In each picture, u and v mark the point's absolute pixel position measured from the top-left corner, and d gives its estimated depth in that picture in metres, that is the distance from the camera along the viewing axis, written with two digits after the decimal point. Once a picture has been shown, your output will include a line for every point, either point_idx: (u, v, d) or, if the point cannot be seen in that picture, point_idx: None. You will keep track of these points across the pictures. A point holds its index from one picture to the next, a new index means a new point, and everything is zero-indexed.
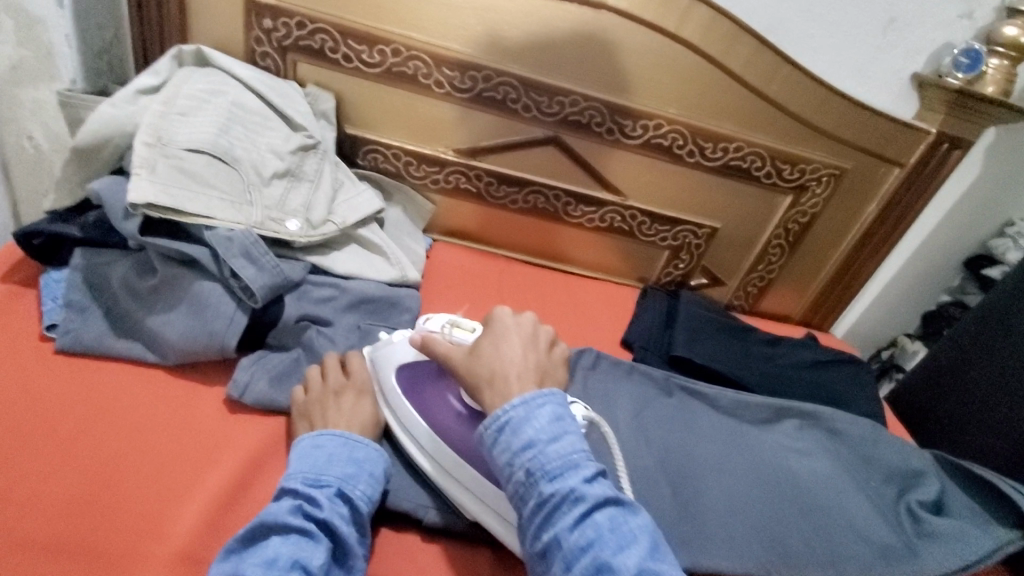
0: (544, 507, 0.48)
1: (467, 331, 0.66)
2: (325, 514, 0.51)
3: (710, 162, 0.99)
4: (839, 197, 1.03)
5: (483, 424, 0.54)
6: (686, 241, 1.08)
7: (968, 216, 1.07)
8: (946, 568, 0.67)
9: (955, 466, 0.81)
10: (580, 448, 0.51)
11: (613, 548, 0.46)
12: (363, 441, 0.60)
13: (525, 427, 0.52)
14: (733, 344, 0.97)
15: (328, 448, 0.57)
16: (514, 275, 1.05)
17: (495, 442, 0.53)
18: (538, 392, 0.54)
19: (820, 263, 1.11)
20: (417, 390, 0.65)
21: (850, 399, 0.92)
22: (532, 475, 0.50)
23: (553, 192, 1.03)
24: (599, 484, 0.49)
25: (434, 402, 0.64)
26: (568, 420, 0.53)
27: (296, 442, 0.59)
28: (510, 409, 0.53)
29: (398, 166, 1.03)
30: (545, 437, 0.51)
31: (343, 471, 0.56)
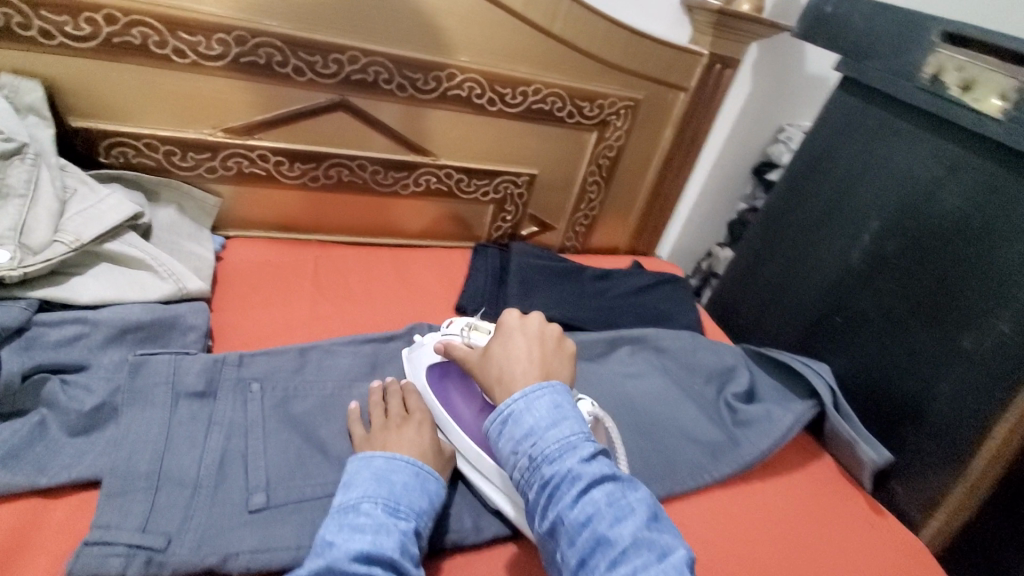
0: (546, 490, 0.50)
1: (483, 333, 0.70)
2: (394, 555, 0.47)
3: (511, 109, 0.96)
4: (638, 128, 1.06)
5: (487, 419, 0.56)
6: (508, 192, 1.06)
7: (748, 130, 1.17)
8: (760, 449, 0.77)
9: (760, 355, 0.90)
10: (578, 429, 0.52)
11: (609, 521, 0.47)
12: (433, 472, 0.57)
13: (525, 416, 0.53)
14: (566, 286, 0.98)
15: (402, 475, 0.55)
16: (331, 259, 0.94)
17: (501, 434, 0.54)
18: (538, 384, 0.55)
19: (634, 192, 1.16)
20: (445, 388, 0.69)
21: (674, 315, 0.99)
22: (535, 461, 0.51)
23: (355, 162, 0.93)
24: (597, 463, 0.51)
25: (461, 401, 0.68)
26: (567, 405, 0.54)
27: (362, 461, 0.55)
28: (511, 402, 0.54)
29: (158, 158, 0.86)
30: (545, 424, 0.52)
31: (418, 504, 0.53)
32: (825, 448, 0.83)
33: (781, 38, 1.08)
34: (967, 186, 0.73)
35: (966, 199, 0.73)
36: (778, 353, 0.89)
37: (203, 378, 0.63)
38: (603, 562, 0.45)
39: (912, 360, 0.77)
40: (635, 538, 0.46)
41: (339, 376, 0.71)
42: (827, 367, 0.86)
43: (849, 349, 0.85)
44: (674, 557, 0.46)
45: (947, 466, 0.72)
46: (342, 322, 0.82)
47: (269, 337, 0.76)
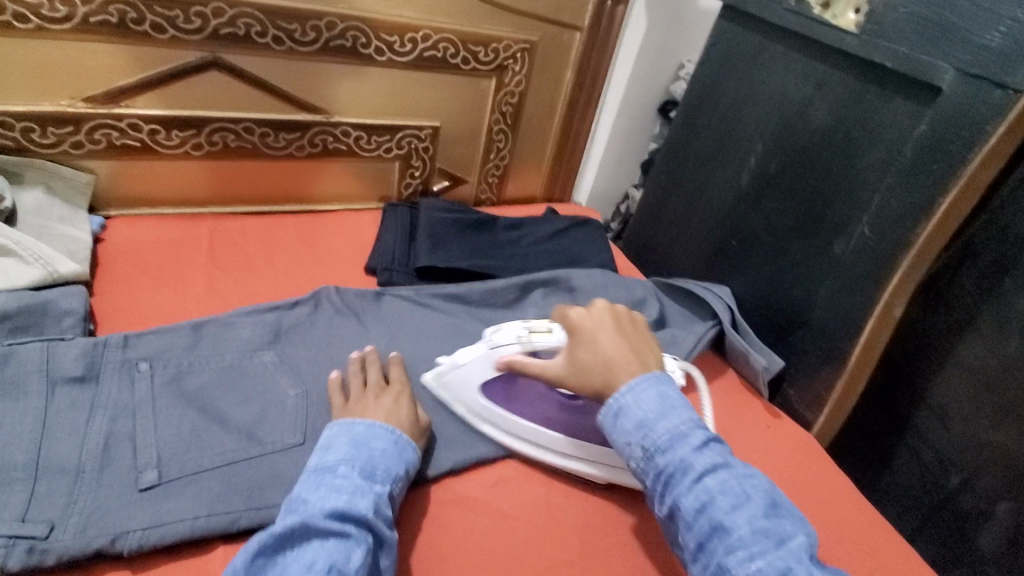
0: (663, 478, 0.54)
1: (546, 335, 0.67)
2: (369, 514, 0.50)
3: (402, 58, 0.93)
4: (538, 71, 1.05)
5: (600, 412, 0.60)
6: (413, 147, 1.03)
7: (649, 69, 1.18)
8: None
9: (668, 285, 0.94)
10: (690, 420, 0.56)
11: (727, 508, 0.51)
12: (410, 442, 0.60)
13: (635, 408, 0.57)
14: (479, 237, 0.98)
15: (382, 443, 0.58)
16: (228, 231, 0.90)
17: (612, 426, 0.58)
18: (643, 376, 0.59)
19: (543, 139, 1.16)
20: (508, 399, 0.68)
21: (587, 255, 1.01)
22: (649, 451, 0.55)
23: (241, 126, 0.88)
24: (708, 452, 0.54)
25: (529, 404, 0.68)
26: (674, 397, 0.58)
27: (348, 424, 0.58)
28: (620, 396, 0.58)
29: (11, 136, 0.77)
30: (654, 415, 0.56)
31: (394, 471, 0.56)
32: (729, 364, 0.88)
33: None
34: (832, 100, 0.77)
35: (833, 113, 0.77)
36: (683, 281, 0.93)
37: (82, 362, 0.60)
38: (721, 546, 0.49)
39: (796, 272, 0.82)
40: (751, 527, 0.49)
41: (237, 345, 0.69)
42: (726, 288, 0.91)
43: (745, 270, 0.90)
44: (792, 543, 0.49)
45: (829, 364, 0.79)
46: (242, 293, 0.79)
47: (161, 316, 0.72)
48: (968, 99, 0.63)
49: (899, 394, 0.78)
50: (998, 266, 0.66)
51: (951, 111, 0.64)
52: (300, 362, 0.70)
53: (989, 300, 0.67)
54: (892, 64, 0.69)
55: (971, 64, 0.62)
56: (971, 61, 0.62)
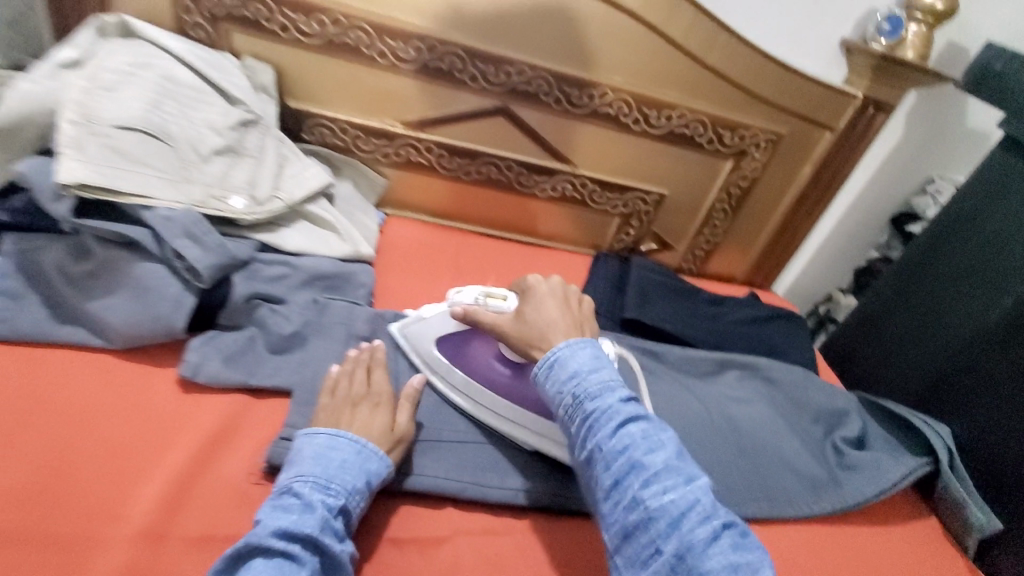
0: (587, 422, 0.53)
1: (500, 299, 0.69)
2: (315, 532, 0.50)
3: (654, 130, 1.02)
4: (776, 162, 1.08)
5: (535, 365, 0.59)
6: (636, 208, 1.11)
7: (892, 177, 1.14)
8: (865, 495, 0.76)
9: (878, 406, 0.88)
10: (617, 376, 0.56)
11: (644, 450, 0.51)
12: (376, 450, 0.59)
13: (570, 361, 0.57)
14: (681, 304, 1.02)
15: (343, 454, 0.57)
16: (470, 246, 1.05)
17: (545, 376, 0.57)
18: (581, 337, 0.59)
19: (761, 225, 1.17)
20: (465, 357, 0.71)
21: (787, 349, 0.99)
22: (578, 398, 0.54)
23: (504, 163, 1.04)
24: (632, 404, 0.54)
25: (483, 368, 0.70)
26: (605, 357, 0.58)
27: (300, 444, 0.57)
28: (558, 349, 0.58)
29: (346, 140, 1.01)
30: (587, 367, 0.56)
31: (351, 483, 0.55)
32: (936, 509, 0.80)
33: (944, 89, 1.05)
34: None
35: None
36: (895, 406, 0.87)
37: (370, 325, 0.75)
38: (636, 482, 0.49)
39: None
40: (667, 464, 0.50)
41: None
42: (947, 428, 0.83)
43: (972, 414, 0.83)
44: (699, 482, 0.50)
45: None
46: None
47: (418, 305, 0.87)
48: None
49: None
50: None
51: None
52: None
53: None
54: None
55: None
56: None
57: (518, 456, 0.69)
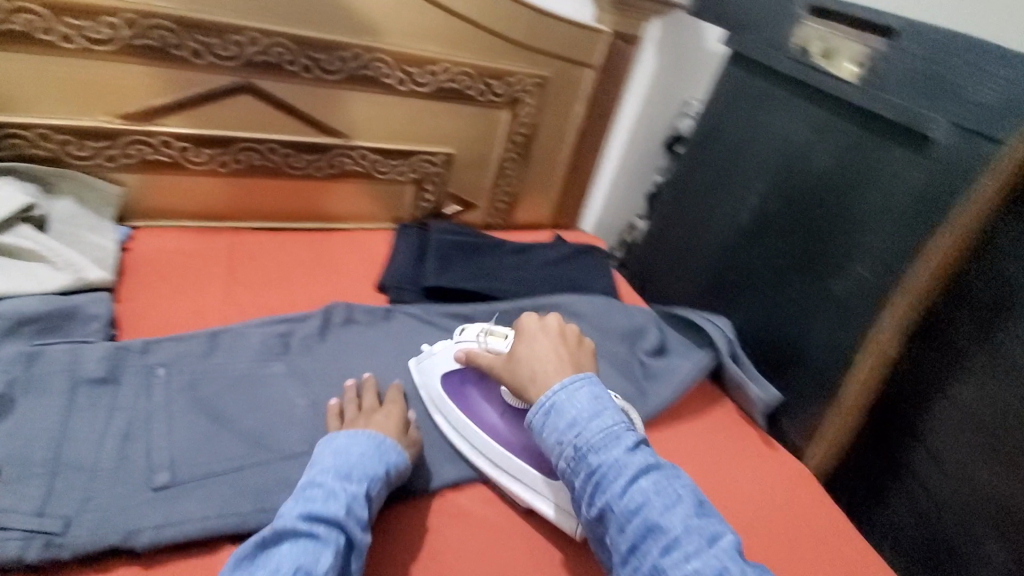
0: (593, 479, 0.54)
1: (501, 337, 0.72)
2: (339, 516, 0.51)
3: (421, 88, 0.98)
4: (549, 105, 1.10)
5: (531, 411, 0.61)
6: (426, 171, 1.07)
7: (656, 105, 1.23)
8: (664, 398, 0.83)
9: (670, 314, 0.96)
10: (620, 420, 0.57)
11: (660, 509, 0.52)
12: (391, 442, 0.62)
13: (567, 406, 0.59)
14: (485, 261, 1.01)
15: (360, 447, 0.59)
16: (247, 245, 0.94)
17: (543, 424, 0.59)
18: (575, 376, 0.61)
19: (551, 168, 1.20)
20: (465, 393, 0.72)
21: (588, 282, 1.04)
22: (580, 450, 0.56)
23: (266, 146, 0.93)
24: (640, 454, 0.55)
25: (481, 408, 0.71)
26: (605, 396, 0.60)
27: (330, 435, 0.61)
28: (554, 394, 0.60)
29: (52, 149, 0.82)
30: (587, 414, 0.58)
31: (373, 471, 0.57)
32: (726, 393, 0.90)
33: (679, 17, 1.15)
34: (833, 146, 0.80)
35: (834, 157, 0.79)
36: (682, 311, 0.96)
37: (106, 364, 0.63)
38: (655, 547, 0.50)
39: (792, 309, 0.84)
40: (685, 524, 0.51)
41: (252, 356, 0.72)
42: (726, 321, 0.93)
43: (743, 303, 0.93)
44: (723, 540, 0.50)
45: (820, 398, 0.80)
46: (257, 306, 0.82)
47: (180, 325, 0.76)
48: (962, 148, 0.65)
49: (895, 432, 0.80)
50: (994, 308, 0.67)
51: (945, 160, 0.66)
52: (310, 371, 0.72)
53: (984, 341, 0.69)
54: (888, 114, 0.72)
55: (963, 118, 0.65)
56: (964, 116, 0.64)
57: None
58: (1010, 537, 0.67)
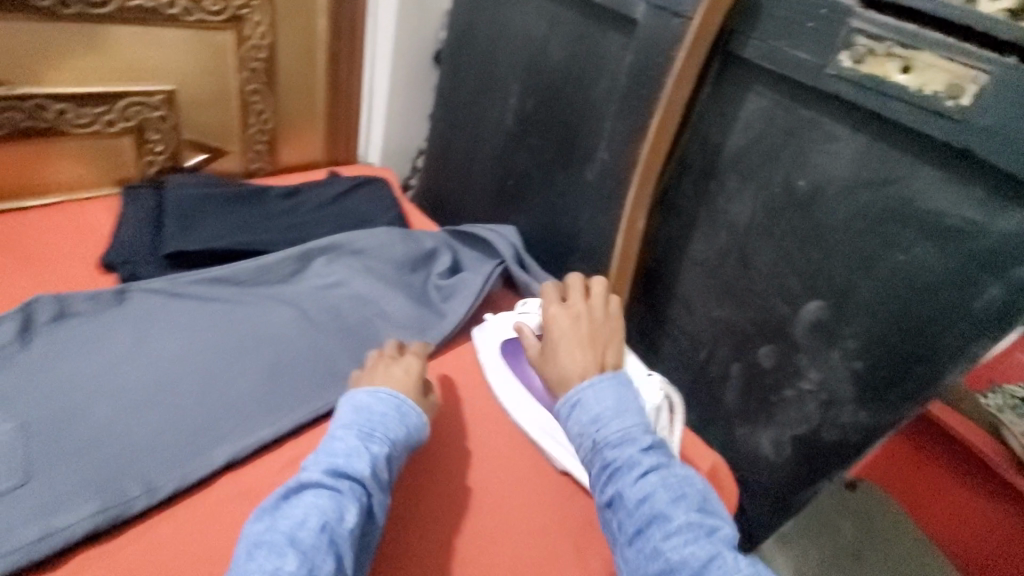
0: (608, 470, 0.56)
1: None
2: (363, 474, 0.55)
3: (97, 10, 0.77)
4: (283, 21, 0.95)
5: (559, 403, 0.63)
6: (144, 118, 0.88)
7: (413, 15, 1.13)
8: (459, 315, 0.84)
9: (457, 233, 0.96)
10: (638, 422, 0.58)
11: (666, 501, 0.52)
12: (411, 404, 0.64)
13: (593, 402, 0.61)
14: (248, 212, 0.88)
15: (381, 408, 0.62)
16: None
17: (569, 416, 0.62)
18: (602, 374, 0.63)
19: (310, 97, 1.07)
20: (517, 359, 0.77)
21: (374, 214, 0.98)
22: (598, 444, 0.58)
23: None
24: (653, 454, 0.56)
25: (527, 373, 0.75)
26: (630, 400, 0.61)
27: (353, 392, 0.65)
28: (586, 385, 0.62)
29: None
30: (610, 411, 0.59)
31: (394, 432, 0.60)
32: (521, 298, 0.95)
33: None
34: (564, 38, 0.82)
35: (567, 50, 0.82)
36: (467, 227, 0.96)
37: None
38: (658, 533, 0.50)
39: (562, 201, 0.89)
40: (689, 520, 0.50)
41: None
42: (512, 229, 0.95)
43: (525, 208, 0.96)
44: (721, 532, 0.50)
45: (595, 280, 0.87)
46: None
47: None
48: (656, 26, 0.69)
49: (657, 289, 0.91)
50: (705, 172, 0.78)
51: (648, 38, 0.70)
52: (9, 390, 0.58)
53: (701, 201, 0.80)
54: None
55: None
56: None
57: (35, 498, 0.52)
58: (744, 352, 0.82)
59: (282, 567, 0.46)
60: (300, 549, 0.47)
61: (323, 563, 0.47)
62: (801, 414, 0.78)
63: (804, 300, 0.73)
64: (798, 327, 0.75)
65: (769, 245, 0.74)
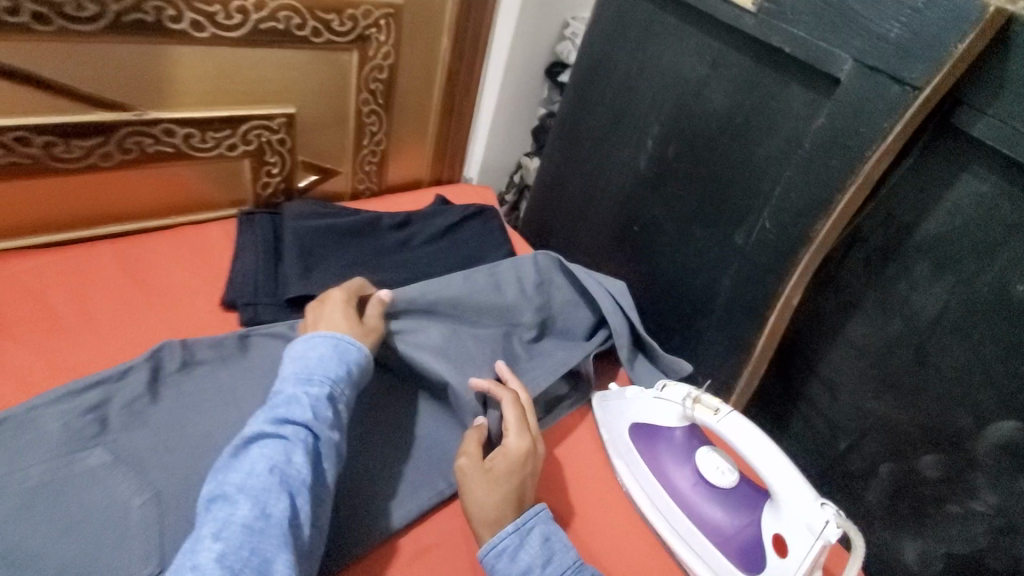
0: None
1: (710, 410, 0.62)
2: (308, 418, 0.51)
3: (230, 33, 0.73)
4: (406, 39, 0.90)
5: (481, 552, 0.53)
6: (263, 140, 0.84)
7: (532, 32, 1.03)
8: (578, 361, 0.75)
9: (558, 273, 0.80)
10: (570, 567, 0.52)
11: None
12: (352, 343, 0.61)
13: (520, 553, 0.53)
14: (360, 245, 0.85)
15: (319, 353, 0.58)
16: (18, 275, 0.69)
17: (494, 569, 0.52)
18: (524, 515, 0.55)
19: (422, 115, 1.01)
20: (654, 451, 0.67)
21: (486, 250, 0.92)
22: None
23: (10, 136, 0.66)
24: None
25: (670, 469, 0.65)
26: (555, 538, 0.55)
27: (290, 346, 0.60)
28: (505, 536, 0.53)
29: None
30: (539, 560, 0.52)
31: (333, 375, 0.56)
32: None
33: None
34: (727, 83, 0.72)
35: (729, 98, 0.72)
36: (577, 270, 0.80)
37: None
38: None
39: (699, 260, 0.80)
40: None
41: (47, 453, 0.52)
42: (620, 284, 0.80)
43: (647, 257, 0.87)
44: None
45: (731, 353, 0.78)
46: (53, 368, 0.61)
47: None
48: (861, 88, 0.59)
49: (796, 362, 0.82)
50: (884, 251, 0.68)
51: (850, 102, 0.60)
52: (145, 454, 0.56)
53: (874, 282, 0.70)
54: (791, 49, 0.64)
55: (869, 55, 0.58)
56: (867, 50, 0.58)
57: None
58: (900, 455, 0.71)
59: (235, 514, 0.44)
60: (252, 492, 0.46)
61: (277, 501, 0.46)
62: (963, 533, 0.67)
63: (994, 416, 0.62)
64: (983, 445, 0.63)
65: (959, 346, 0.63)
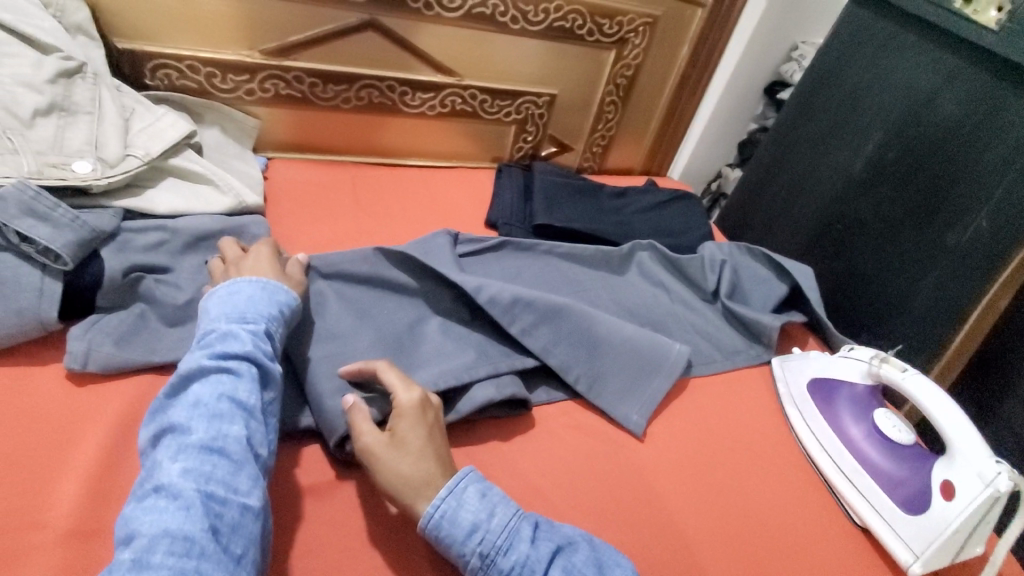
0: None
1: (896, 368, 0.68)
2: (247, 348, 0.52)
3: (534, 27, 0.98)
4: (656, 45, 1.09)
5: (420, 524, 0.49)
6: (529, 112, 1.09)
7: (761, 51, 1.16)
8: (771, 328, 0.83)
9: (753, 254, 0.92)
10: (512, 510, 0.51)
11: None
12: (279, 286, 0.60)
13: (460, 514, 0.50)
14: (587, 202, 1.04)
15: (247, 292, 0.58)
16: (367, 178, 1.00)
17: (438, 539, 0.49)
18: (456, 475, 0.52)
19: (649, 112, 1.19)
20: (829, 402, 0.73)
21: (688, 227, 1.05)
22: (487, 555, 0.49)
23: (384, 83, 0.96)
24: (544, 542, 0.50)
25: (842, 418, 0.71)
26: (492, 489, 0.52)
27: (213, 291, 0.58)
28: (441, 501, 0.50)
29: (200, 80, 0.88)
30: (481, 515, 0.50)
31: (266, 311, 0.57)
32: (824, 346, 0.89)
33: None
34: (964, 93, 0.78)
35: (961, 107, 0.78)
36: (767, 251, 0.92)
37: None
38: None
39: (903, 258, 0.84)
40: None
41: None
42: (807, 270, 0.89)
43: (846, 253, 0.93)
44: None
45: (923, 348, 0.82)
46: (382, 236, 0.88)
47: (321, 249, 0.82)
48: None
49: (992, 372, 0.88)
50: None
51: None
52: None
53: None
54: None
55: None
56: None
57: None
58: None
59: (192, 437, 0.46)
60: (202, 417, 0.47)
61: (233, 425, 0.47)
62: None
63: None
64: None
65: None
